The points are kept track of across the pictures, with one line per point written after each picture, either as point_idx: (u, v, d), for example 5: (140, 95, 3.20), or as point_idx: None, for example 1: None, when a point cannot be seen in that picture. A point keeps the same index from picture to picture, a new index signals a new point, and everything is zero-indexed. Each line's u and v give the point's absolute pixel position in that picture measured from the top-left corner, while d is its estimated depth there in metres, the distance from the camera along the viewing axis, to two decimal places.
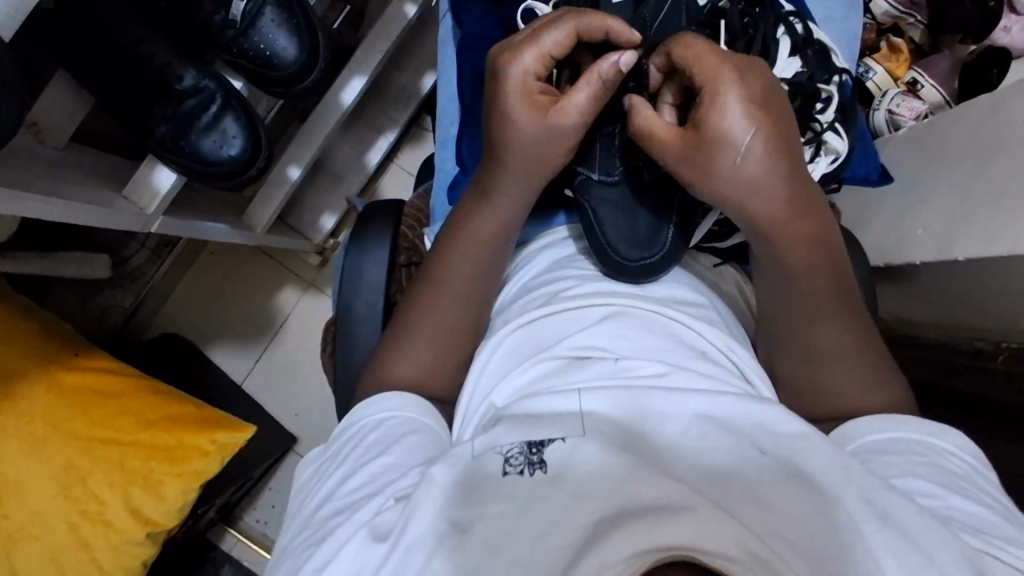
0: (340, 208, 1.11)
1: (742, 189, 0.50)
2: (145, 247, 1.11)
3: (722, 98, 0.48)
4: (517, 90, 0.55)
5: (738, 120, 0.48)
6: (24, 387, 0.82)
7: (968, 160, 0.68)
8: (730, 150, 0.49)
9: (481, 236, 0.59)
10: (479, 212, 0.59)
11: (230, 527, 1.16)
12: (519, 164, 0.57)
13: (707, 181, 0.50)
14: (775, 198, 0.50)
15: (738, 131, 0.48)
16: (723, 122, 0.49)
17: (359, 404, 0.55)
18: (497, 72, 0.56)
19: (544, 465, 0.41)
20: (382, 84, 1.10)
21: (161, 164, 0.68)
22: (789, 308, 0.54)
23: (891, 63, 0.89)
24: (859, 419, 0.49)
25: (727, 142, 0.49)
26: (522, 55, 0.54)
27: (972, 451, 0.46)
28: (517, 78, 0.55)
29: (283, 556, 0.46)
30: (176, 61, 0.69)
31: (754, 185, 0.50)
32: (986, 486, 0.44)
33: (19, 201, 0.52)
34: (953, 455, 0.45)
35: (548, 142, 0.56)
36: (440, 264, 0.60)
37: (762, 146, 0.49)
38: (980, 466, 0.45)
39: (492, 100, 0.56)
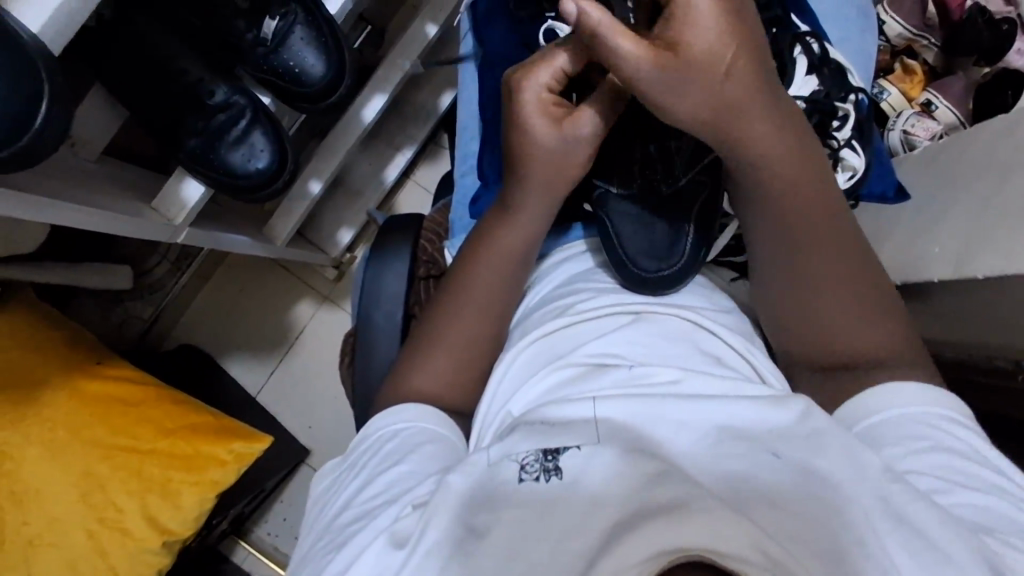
0: (357, 222, 1.13)
1: (698, 93, 0.49)
2: (167, 259, 1.13)
3: (691, 3, 0.46)
4: (532, 101, 0.55)
5: (705, 19, 0.47)
6: (48, 395, 0.83)
7: (983, 180, 0.69)
8: (699, 62, 0.47)
9: (500, 251, 0.60)
10: (499, 227, 0.60)
11: (242, 539, 1.16)
12: (542, 183, 0.58)
13: (663, 101, 0.49)
14: (721, 101, 0.49)
15: (710, 45, 0.47)
16: (691, 30, 0.47)
17: (375, 415, 0.55)
18: (511, 89, 0.55)
19: (559, 472, 0.41)
20: (402, 102, 1.12)
21: (190, 178, 0.69)
22: (794, 302, 0.54)
23: (905, 84, 0.92)
24: (869, 389, 0.48)
25: (694, 58, 0.47)
26: (536, 72, 0.54)
27: (973, 428, 0.45)
28: (533, 93, 0.54)
29: (303, 563, 0.47)
30: (208, 77, 0.72)
31: (704, 91, 0.49)
32: (993, 463, 0.43)
33: (56, 211, 0.54)
34: (956, 433, 0.44)
35: (565, 153, 0.56)
36: (460, 276, 0.61)
37: (722, 46, 0.48)
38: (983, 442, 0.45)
39: (512, 118, 0.56)
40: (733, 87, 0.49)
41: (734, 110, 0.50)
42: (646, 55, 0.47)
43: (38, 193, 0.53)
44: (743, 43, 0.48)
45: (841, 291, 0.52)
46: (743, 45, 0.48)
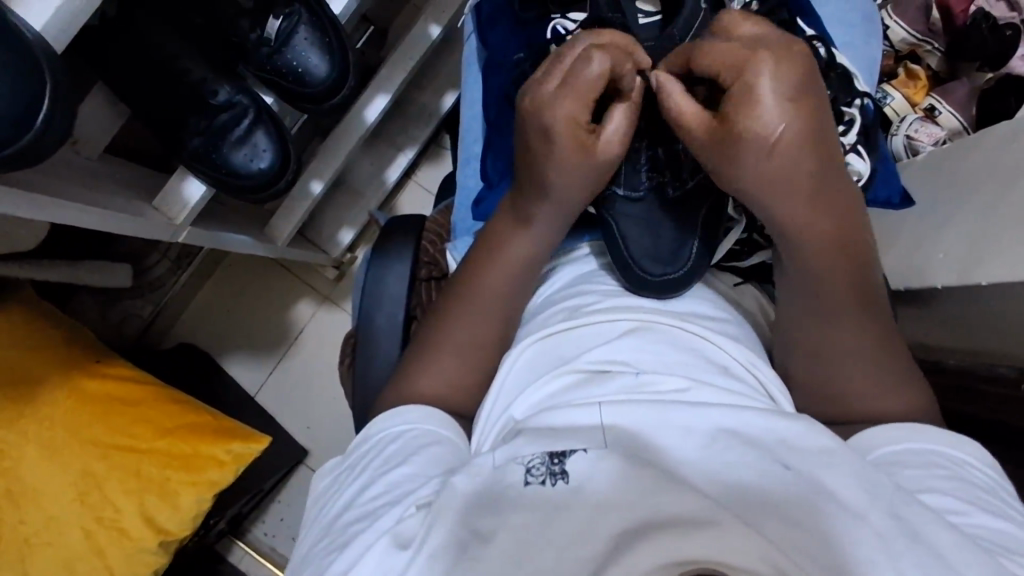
0: (358, 222, 1.13)
1: (762, 162, 0.50)
2: (167, 258, 1.13)
3: (751, 82, 0.49)
4: (564, 134, 0.55)
5: (764, 96, 0.49)
6: (46, 393, 0.83)
7: (987, 187, 0.69)
8: (750, 134, 0.49)
9: (505, 254, 0.60)
10: (510, 234, 0.60)
11: (239, 539, 1.16)
12: (554, 196, 0.58)
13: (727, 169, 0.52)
14: (784, 171, 0.50)
15: (768, 124, 0.49)
16: (750, 103, 0.49)
17: (379, 415, 0.55)
18: (541, 120, 0.55)
19: (565, 476, 0.40)
20: (404, 102, 1.12)
21: (193, 177, 0.69)
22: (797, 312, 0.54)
23: (909, 89, 0.92)
24: (887, 424, 0.48)
25: (752, 133, 0.49)
26: (562, 102, 0.55)
27: (989, 464, 0.45)
28: (565, 122, 0.55)
29: (303, 564, 0.46)
30: (211, 76, 0.71)
31: (766, 162, 0.50)
32: (1008, 499, 0.43)
33: (58, 209, 0.54)
34: (972, 466, 0.44)
35: (592, 174, 0.57)
36: (465, 279, 0.60)
37: (780, 121, 0.49)
38: (999, 479, 0.45)
39: (538, 146, 0.56)
40: (794, 160, 0.50)
41: (789, 178, 0.50)
42: (698, 118, 0.52)
43: (39, 191, 0.53)
44: (809, 129, 0.49)
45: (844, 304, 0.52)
46: (806, 124, 0.49)
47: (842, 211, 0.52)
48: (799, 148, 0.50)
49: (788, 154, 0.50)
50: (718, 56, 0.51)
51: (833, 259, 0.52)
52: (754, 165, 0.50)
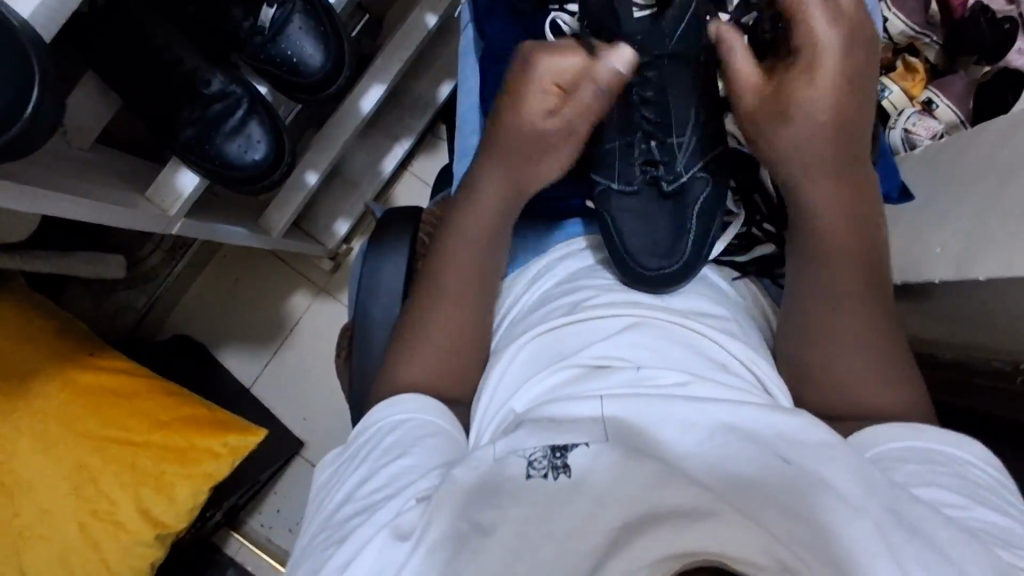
0: (354, 213, 1.12)
1: (803, 131, 0.55)
2: (160, 249, 1.12)
3: (823, 52, 0.54)
4: (535, 91, 0.58)
5: (828, 79, 0.54)
6: (39, 386, 0.83)
7: (985, 182, 0.69)
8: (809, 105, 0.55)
9: (478, 236, 0.61)
10: (471, 212, 0.62)
11: (236, 531, 1.16)
12: (516, 163, 0.61)
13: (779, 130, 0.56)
14: (821, 156, 0.55)
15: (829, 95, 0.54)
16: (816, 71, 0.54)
17: (376, 404, 0.55)
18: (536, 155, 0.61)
19: (567, 470, 0.40)
20: (400, 92, 1.11)
21: (185, 168, 0.68)
22: (806, 309, 0.55)
23: (907, 82, 0.89)
24: (888, 421, 0.48)
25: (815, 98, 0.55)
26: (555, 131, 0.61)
27: (993, 463, 0.45)
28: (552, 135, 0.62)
29: (301, 558, 0.46)
30: (204, 65, 0.71)
31: (807, 138, 0.55)
32: (1007, 495, 0.43)
33: (50, 201, 0.53)
34: (971, 463, 0.44)
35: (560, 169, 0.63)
36: (446, 269, 0.60)
37: (836, 103, 0.55)
38: (1002, 478, 0.44)
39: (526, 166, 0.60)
40: (840, 126, 0.55)
41: (819, 150, 0.55)
42: (755, 85, 0.57)
43: (31, 183, 0.52)
44: (852, 104, 0.55)
45: (857, 285, 0.55)
46: (845, 109, 0.55)
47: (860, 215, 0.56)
48: (839, 139, 0.55)
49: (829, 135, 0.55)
50: (816, 32, 0.54)
51: (843, 252, 0.55)
52: (805, 131, 0.55)
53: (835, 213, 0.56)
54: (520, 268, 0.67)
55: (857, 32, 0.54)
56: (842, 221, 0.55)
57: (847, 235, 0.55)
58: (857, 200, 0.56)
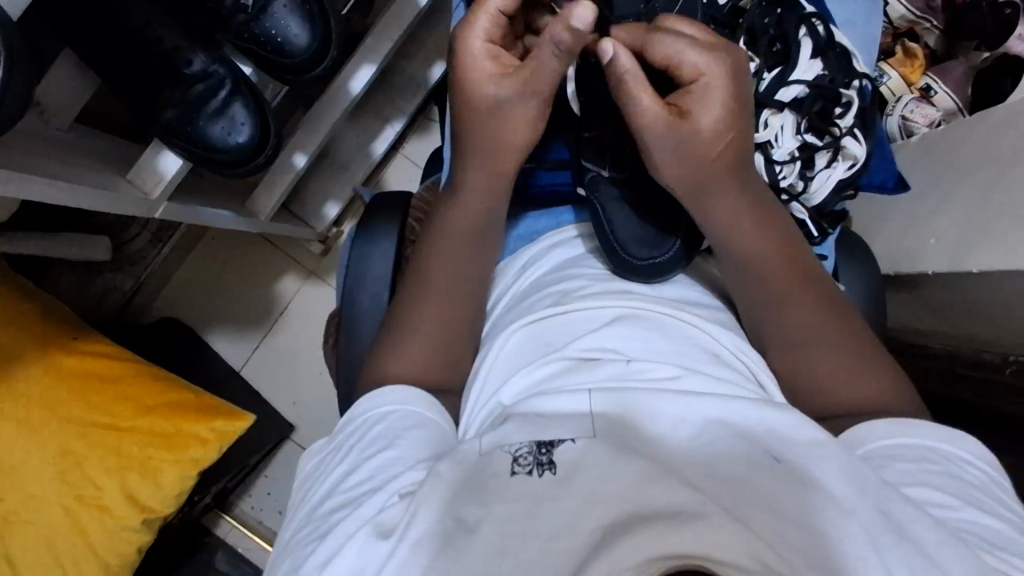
0: (344, 196, 1.10)
1: (711, 138, 0.52)
2: (146, 230, 1.10)
3: (708, 84, 0.51)
4: (474, 56, 0.55)
5: (713, 101, 0.51)
6: (22, 369, 0.82)
7: (985, 171, 0.68)
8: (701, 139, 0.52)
9: (458, 227, 0.60)
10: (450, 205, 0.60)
11: (226, 513, 1.15)
12: (479, 156, 0.59)
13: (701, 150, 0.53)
14: (712, 145, 0.52)
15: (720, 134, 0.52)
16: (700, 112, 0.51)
17: (361, 397, 0.54)
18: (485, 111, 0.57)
19: (553, 466, 0.40)
20: (391, 72, 1.08)
21: (167, 150, 0.66)
22: (753, 310, 0.55)
23: (905, 68, 0.89)
24: (881, 419, 0.48)
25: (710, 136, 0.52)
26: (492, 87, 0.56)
27: (987, 460, 0.45)
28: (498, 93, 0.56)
29: (284, 553, 0.45)
30: (186, 45, 0.68)
31: (704, 137, 0.52)
32: (1003, 497, 0.43)
33: (25, 184, 0.51)
34: (967, 463, 0.44)
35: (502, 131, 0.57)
36: (431, 260, 0.60)
37: (722, 126, 0.52)
38: (996, 477, 0.44)
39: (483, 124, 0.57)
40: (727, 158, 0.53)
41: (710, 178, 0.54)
42: (658, 114, 0.51)
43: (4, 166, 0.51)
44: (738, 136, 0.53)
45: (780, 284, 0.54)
46: (739, 131, 0.53)
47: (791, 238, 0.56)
48: (734, 139, 0.52)
49: (729, 140, 0.52)
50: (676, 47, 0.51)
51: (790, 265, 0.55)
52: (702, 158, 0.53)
53: (727, 196, 0.54)
54: (512, 255, 0.66)
55: (739, 76, 0.52)
56: (720, 173, 0.53)
57: (755, 226, 0.55)
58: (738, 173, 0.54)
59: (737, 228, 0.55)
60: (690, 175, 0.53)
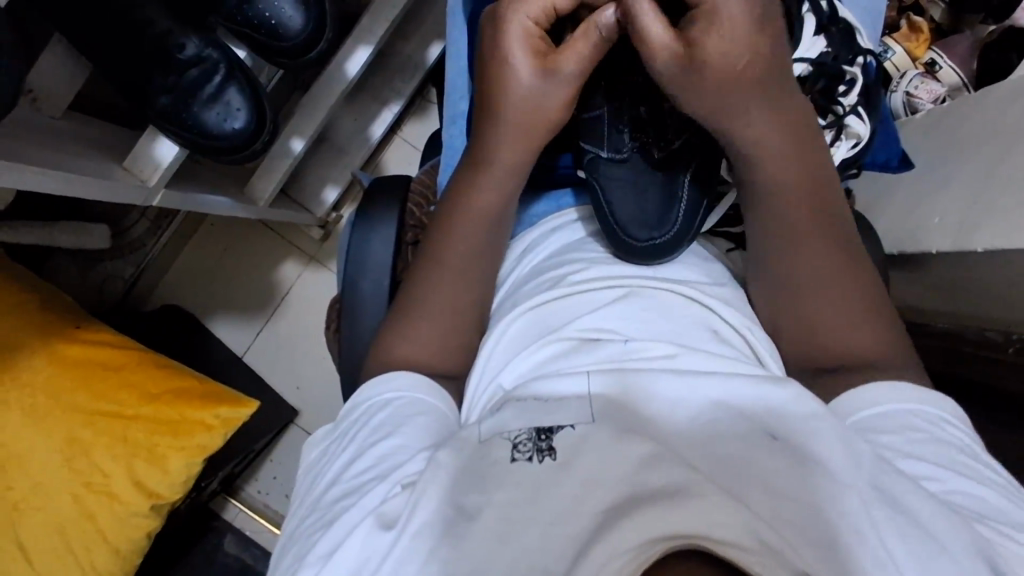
0: (343, 180, 1.09)
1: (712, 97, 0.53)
2: (145, 218, 1.11)
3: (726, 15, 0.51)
4: (517, 35, 0.56)
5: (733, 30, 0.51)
6: (26, 360, 0.82)
7: (988, 148, 0.67)
8: (713, 71, 0.52)
9: (476, 207, 0.59)
10: (468, 184, 0.60)
11: (232, 497, 1.17)
12: (512, 132, 0.58)
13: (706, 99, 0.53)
14: (730, 80, 0.52)
15: (734, 64, 0.51)
16: (715, 41, 0.51)
17: (362, 385, 0.54)
18: (516, 96, 0.57)
19: (552, 452, 0.40)
20: (387, 54, 1.07)
21: (164, 137, 0.66)
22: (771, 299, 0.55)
23: (911, 43, 0.88)
24: (875, 381, 0.47)
25: (720, 66, 0.52)
26: (519, 66, 0.56)
27: (964, 421, 0.45)
28: (525, 70, 0.56)
29: (290, 543, 0.46)
30: (177, 29, 0.67)
31: (720, 67, 0.52)
32: (982, 455, 0.44)
33: (17, 173, 0.51)
34: (948, 426, 0.44)
35: (536, 112, 0.57)
36: (444, 247, 0.59)
37: (744, 58, 0.51)
38: (974, 436, 0.45)
39: (509, 105, 0.57)
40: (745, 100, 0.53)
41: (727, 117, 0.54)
42: (669, 47, 0.52)
43: None
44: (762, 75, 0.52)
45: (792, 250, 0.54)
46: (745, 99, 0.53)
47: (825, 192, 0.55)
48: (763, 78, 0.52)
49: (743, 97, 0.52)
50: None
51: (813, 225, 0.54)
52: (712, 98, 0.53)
53: (762, 131, 0.54)
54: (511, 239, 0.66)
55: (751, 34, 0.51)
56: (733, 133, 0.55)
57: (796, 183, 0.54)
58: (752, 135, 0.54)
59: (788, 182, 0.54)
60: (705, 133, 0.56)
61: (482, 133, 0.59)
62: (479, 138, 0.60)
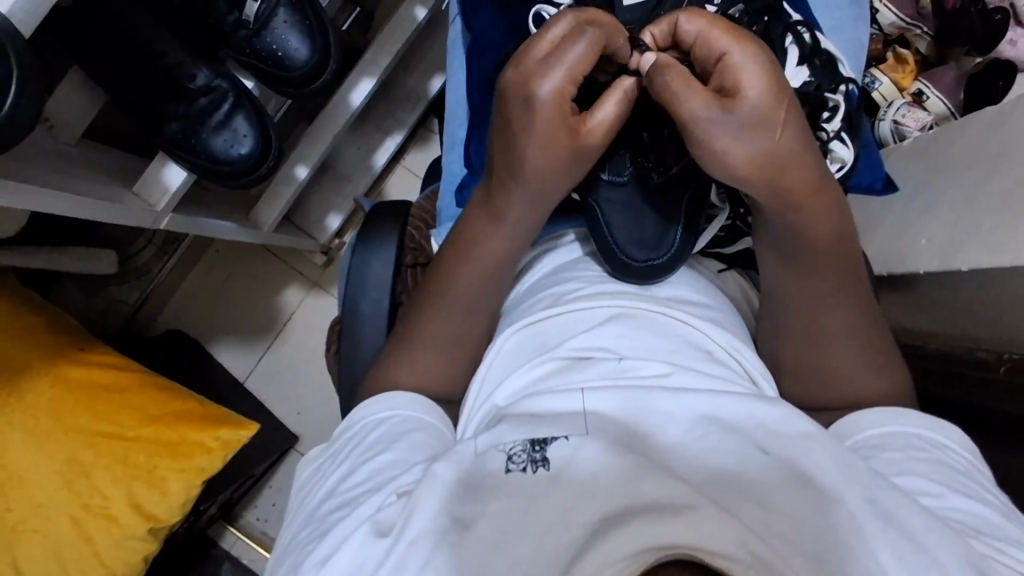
0: (346, 207, 1.12)
1: (760, 136, 0.47)
2: (151, 244, 1.13)
3: (746, 57, 0.47)
4: (549, 112, 0.51)
5: (754, 70, 0.47)
6: (28, 381, 0.83)
7: (972, 172, 0.69)
8: (756, 112, 0.47)
9: (482, 253, 0.58)
10: (478, 237, 0.59)
11: (230, 524, 1.16)
12: (526, 193, 0.56)
13: (750, 156, 0.48)
14: (768, 121, 0.47)
15: (768, 100, 0.47)
16: (747, 81, 0.47)
17: (359, 405, 0.55)
18: (535, 168, 0.54)
19: (546, 463, 0.41)
20: (391, 86, 1.10)
21: (172, 163, 0.68)
22: (769, 320, 0.57)
23: (897, 74, 0.90)
24: (870, 410, 0.49)
25: (756, 105, 0.47)
26: (549, 142, 0.52)
27: (969, 448, 0.46)
28: (555, 146, 0.53)
29: (284, 555, 0.46)
30: (189, 60, 0.71)
31: (761, 106, 0.47)
32: (985, 482, 0.44)
33: (32, 196, 0.53)
34: (951, 450, 0.46)
35: (550, 177, 0.55)
36: (444, 283, 0.59)
37: (776, 94, 0.47)
38: (979, 464, 0.46)
39: (528, 173, 0.54)
40: (788, 142, 0.48)
41: (777, 170, 0.49)
42: (708, 104, 0.47)
43: (14, 180, 0.53)
44: (793, 110, 0.48)
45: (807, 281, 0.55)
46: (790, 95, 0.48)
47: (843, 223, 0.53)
48: (791, 109, 0.48)
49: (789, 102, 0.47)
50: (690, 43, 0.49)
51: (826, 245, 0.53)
52: (760, 144, 0.47)
53: (801, 189, 0.50)
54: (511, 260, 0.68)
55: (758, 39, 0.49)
56: (795, 149, 0.48)
57: (826, 213, 0.52)
58: (807, 144, 0.49)
59: (811, 213, 0.52)
60: (759, 157, 0.48)
61: (494, 194, 0.57)
62: (491, 201, 0.58)
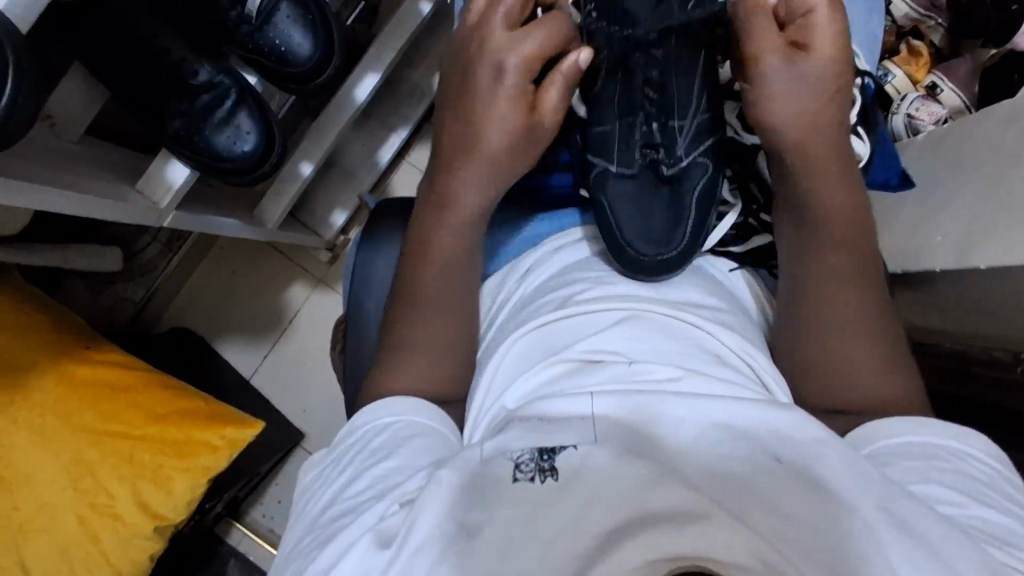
0: (351, 204, 1.11)
1: (820, 100, 0.55)
2: (157, 241, 1.13)
3: (815, 30, 0.55)
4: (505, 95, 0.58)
5: (827, 37, 0.55)
6: (35, 379, 0.83)
7: (988, 167, 0.68)
8: (818, 76, 0.55)
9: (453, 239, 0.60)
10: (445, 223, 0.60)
11: (237, 521, 1.16)
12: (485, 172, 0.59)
13: (805, 119, 0.55)
14: (826, 85, 0.55)
15: (829, 65, 0.55)
16: (816, 50, 0.55)
17: (362, 409, 0.54)
18: (491, 151, 0.59)
19: (554, 473, 0.40)
20: (396, 82, 1.10)
21: (175, 159, 0.68)
22: (783, 321, 0.55)
23: (910, 66, 0.89)
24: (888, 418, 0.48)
25: (821, 67, 0.55)
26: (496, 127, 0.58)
27: (994, 456, 0.45)
28: (501, 128, 0.58)
29: (288, 562, 0.45)
30: (192, 57, 0.70)
31: (824, 74, 0.55)
32: (1009, 492, 0.43)
33: (33, 194, 0.52)
34: (975, 458, 0.44)
35: (509, 155, 0.59)
36: (426, 270, 0.59)
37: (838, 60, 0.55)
38: (1004, 473, 0.44)
39: (484, 154, 0.59)
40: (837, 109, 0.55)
41: (825, 130, 0.55)
42: (779, 65, 0.55)
43: (14, 178, 0.52)
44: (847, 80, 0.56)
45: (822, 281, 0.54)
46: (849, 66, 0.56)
47: (859, 219, 0.55)
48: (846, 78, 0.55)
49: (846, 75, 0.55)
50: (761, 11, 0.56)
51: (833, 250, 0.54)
52: (815, 106, 0.55)
53: (828, 175, 0.55)
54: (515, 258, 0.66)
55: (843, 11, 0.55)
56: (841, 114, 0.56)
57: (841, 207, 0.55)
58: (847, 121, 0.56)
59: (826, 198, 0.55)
60: (814, 118, 0.55)
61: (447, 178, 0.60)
62: (446, 183, 0.61)
